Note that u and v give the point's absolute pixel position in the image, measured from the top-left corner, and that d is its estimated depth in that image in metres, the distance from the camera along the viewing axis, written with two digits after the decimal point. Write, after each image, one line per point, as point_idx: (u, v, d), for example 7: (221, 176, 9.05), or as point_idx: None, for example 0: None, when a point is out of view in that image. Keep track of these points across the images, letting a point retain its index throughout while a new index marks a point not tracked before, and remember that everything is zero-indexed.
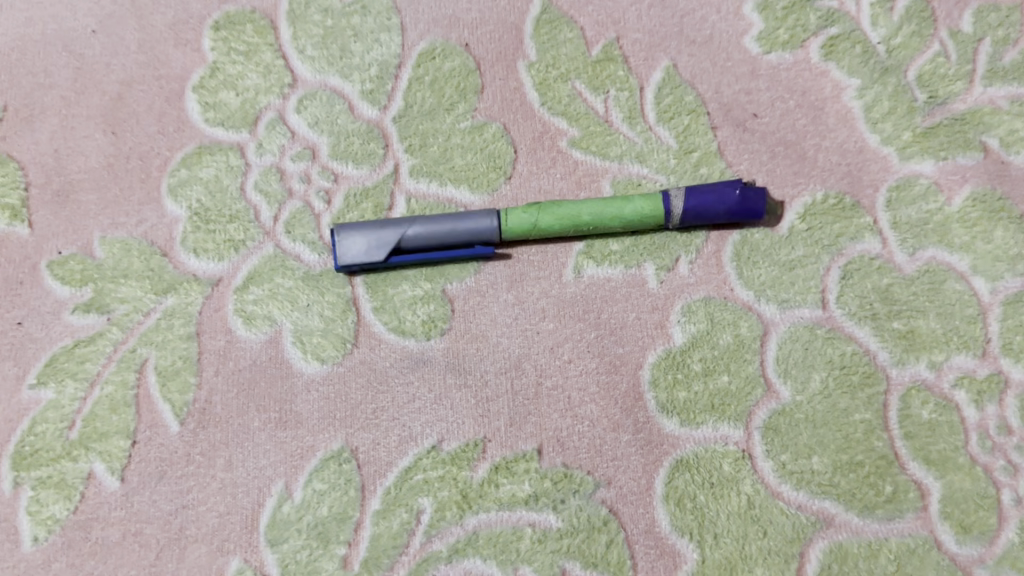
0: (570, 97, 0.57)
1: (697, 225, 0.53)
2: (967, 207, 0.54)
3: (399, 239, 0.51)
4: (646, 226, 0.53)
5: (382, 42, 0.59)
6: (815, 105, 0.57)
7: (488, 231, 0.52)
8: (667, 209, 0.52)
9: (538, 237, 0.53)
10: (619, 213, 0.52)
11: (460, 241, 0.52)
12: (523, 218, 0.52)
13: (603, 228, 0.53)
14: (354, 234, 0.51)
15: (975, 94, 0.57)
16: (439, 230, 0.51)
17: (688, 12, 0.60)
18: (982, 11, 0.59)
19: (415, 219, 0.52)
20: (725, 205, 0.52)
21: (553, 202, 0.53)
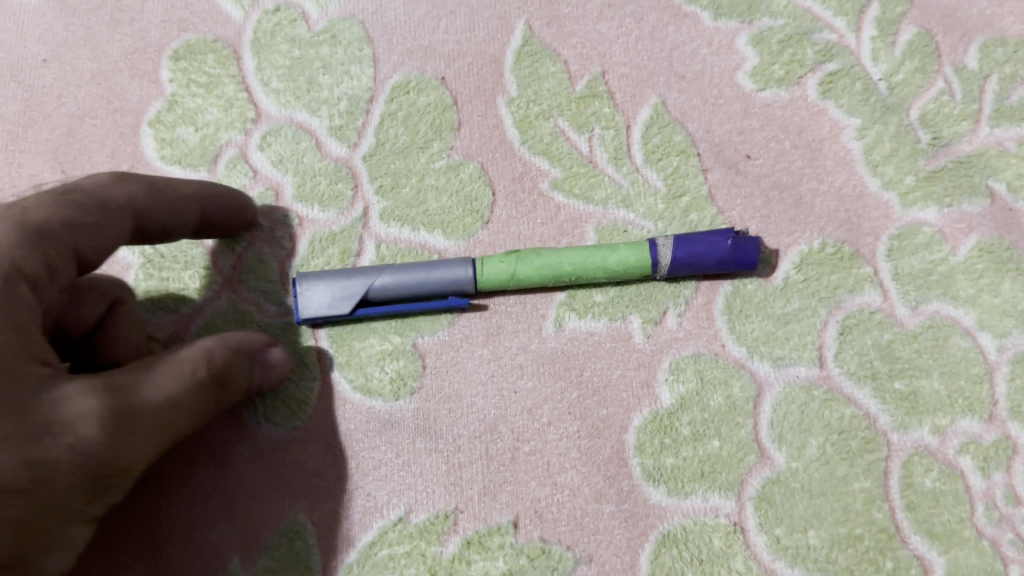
0: (552, 136, 0.54)
1: (687, 275, 0.50)
2: (973, 257, 0.51)
3: (366, 289, 0.48)
4: (632, 275, 0.49)
5: (354, 75, 0.55)
6: (811, 145, 0.54)
7: (464, 281, 0.48)
8: (654, 259, 0.49)
9: (516, 287, 0.49)
10: (603, 263, 0.49)
11: (433, 292, 0.49)
12: (500, 266, 0.49)
13: (586, 278, 0.49)
14: (317, 284, 0.48)
15: (981, 136, 0.54)
16: (410, 280, 0.48)
17: (678, 45, 0.56)
18: (987, 47, 0.56)
19: (384, 267, 0.49)
20: (716, 254, 0.48)
21: (532, 250, 0.49)
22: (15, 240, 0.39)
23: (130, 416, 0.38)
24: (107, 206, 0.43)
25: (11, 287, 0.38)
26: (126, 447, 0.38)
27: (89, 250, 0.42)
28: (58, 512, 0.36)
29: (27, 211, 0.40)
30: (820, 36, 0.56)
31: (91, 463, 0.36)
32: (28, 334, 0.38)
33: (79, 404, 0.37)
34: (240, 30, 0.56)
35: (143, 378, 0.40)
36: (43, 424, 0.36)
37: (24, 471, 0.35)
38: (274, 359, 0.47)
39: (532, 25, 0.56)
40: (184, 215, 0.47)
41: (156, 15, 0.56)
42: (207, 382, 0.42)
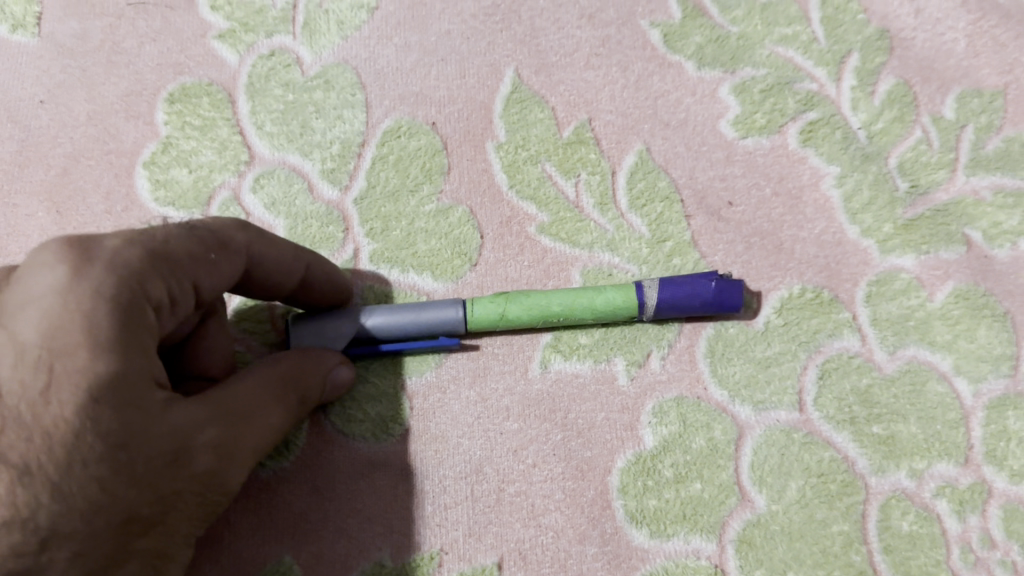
0: (540, 181, 0.55)
1: (671, 317, 0.51)
2: (949, 303, 0.53)
3: (357, 330, 0.49)
4: (620, 317, 0.50)
5: (346, 119, 0.56)
6: (792, 193, 0.56)
7: (454, 322, 0.49)
8: (642, 300, 0.50)
9: (505, 327, 0.50)
10: (591, 304, 0.50)
11: (422, 331, 0.50)
12: (491, 308, 0.50)
13: (574, 319, 0.50)
14: (309, 325, 0.50)
15: (958, 184, 0.56)
16: (398, 320, 0.49)
17: (662, 94, 0.58)
18: (964, 96, 0.58)
19: (374, 307, 0.50)
20: (703, 296, 0.49)
21: (523, 292, 0.50)
22: (150, 268, 0.38)
23: (239, 445, 0.42)
24: (227, 248, 0.43)
25: (144, 316, 0.37)
26: (231, 474, 0.42)
27: (206, 286, 0.42)
28: (177, 531, 0.41)
29: (159, 239, 0.40)
30: (801, 85, 0.58)
31: (205, 488, 0.41)
32: (153, 360, 0.38)
33: (203, 437, 0.40)
34: (235, 74, 0.57)
35: (249, 405, 0.42)
36: (173, 458, 0.38)
37: (156, 505, 0.38)
38: (341, 379, 0.48)
39: (521, 73, 0.58)
40: (290, 273, 0.47)
41: (151, 59, 0.58)
42: (294, 405, 0.45)
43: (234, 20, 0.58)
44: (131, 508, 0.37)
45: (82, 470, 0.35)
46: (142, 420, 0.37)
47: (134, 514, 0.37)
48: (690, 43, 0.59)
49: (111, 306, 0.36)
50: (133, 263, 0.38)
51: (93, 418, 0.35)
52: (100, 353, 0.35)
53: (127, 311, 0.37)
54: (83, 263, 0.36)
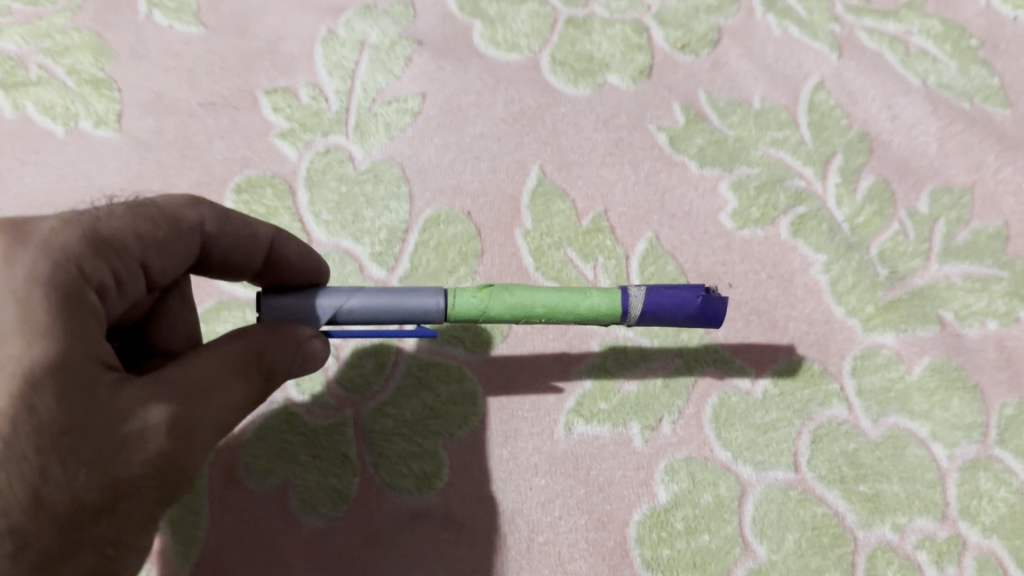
0: (563, 264, 0.63)
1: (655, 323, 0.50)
2: (926, 376, 0.60)
3: (335, 313, 0.48)
4: (603, 321, 0.49)
5: (392, 209, 0.64)
6: (785, 276, 0.63)
7: (433, 311, 0.48)
8: (626, 307, 0.48)
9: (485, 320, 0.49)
10: (574, 306, 0.49)
11: (399, 317, 0.48)
12: (471, 299, 0.49)
13: (558, 319, 0.49)
14: (285, 299, 0.48)
15: (932, 271, 0.64)
16: (376, 306, 0.48)
17: (669, 189, 0.66)
18: (936, 193, 0.67)
19: (353, 289, 0.48)
20: (687, 309, 0.48)
21: (503, 287, 0.49)
22: (84, 249, 0.41)
23: (198, 421, 0.42)
24: (179, 225, 0.46)
25: (84, 299, 0.40)
26: (188, 454, 0.41)
27: (154, 262, 0.46)
28: (136, 521, 0.41)
29: (100, 219, 0.43)
30: (790, 183, 0.66)
31: (161, 471, 0.40)
32: (96, 341, 0.40)
33: (151, 416, 0.40)
34: (295, 168, 0.65)
35: (206, 379, 0.43)
36: (121, 442, 0.39)
37: (106, 492, 0.39)
38: (312, 351, 0.47)
39: (545, 168, 0.66)
40: (250, 250, 0.51)
41: (220, 153, 0.66)
42: (258, 378, 0.46)
43: (293, 121, 0.66)
44: (77, 496, 0.38)
45: (20, 462, 0.37)
46: (84, 402, 0.38)
47: (81, 504, 0.38)
48: (692, 144, 0.67)
49: (44, 288, 0.39)
50: (67, 245, 0.40)
51: (31, 405, 0.37)
52: (35, 339, 0.38)
53: (62, 292, 0.39)
54: (18, 250, 0.39)
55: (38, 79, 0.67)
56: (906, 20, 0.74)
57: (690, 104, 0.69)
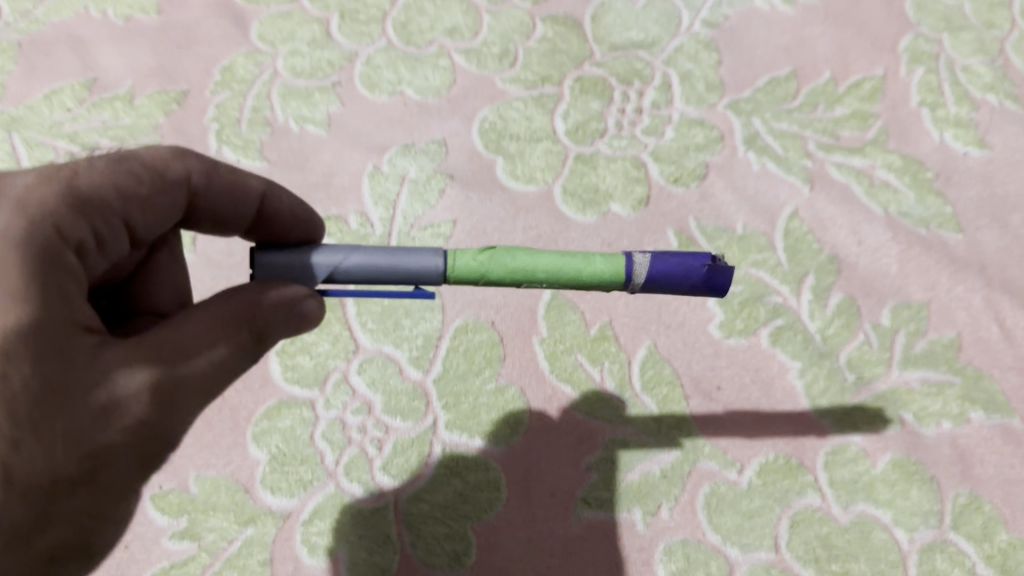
0: (574, 367, 0.73)
1: (661, 291, 0.55)
2: (889, 470, 0.70)
3: (333, 270, 0.53)
4: (605, 286, 0.54)
5: (427, 318, 0.75)
6: (765, 380, 0.74)
7: (433, 272, 0.53)
8: (629, 273, 0.54)
9: (484, 281, 0.54)
10: (578, 271, 0.54)
11: (395, 276, 0.53)
12: (471, 261, 0.54)
13: (559, 283, 0.54)
14: (290, 255, 0.53)
15: (893, 376, 0.74)
16: (373, 264, 0.53)
17: (665, 303, 0.77)
18: (897, 309, 0.77)
19: (355, 249, 0.53)
20: (692, 279, 0.54)
21: (505, 251, 0.54)
22: (60, 207, 0.46)
23: (181, 385, 0.45)
24: (161, 178, 0.51)
25: (60, 257, 0.45)
26: (170, 419, 0.45)
27: (138, 218, 0.51)
28: (118, 487, 0.45)
29: (79, 180, 0.47)
30: (769, 298, 0.77)
31: (143, 437, 0.44)
32: (72, 301, 0.44)
33: (132, 383, 0.44)
34: None
35: (189, 342, 0.46)
36: (100, 411, 0.43)
37: (84, 462, 0.43)
38: (310, 312, 0.52)
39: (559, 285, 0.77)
40: (240, 203, 0.57)
41: None
42: (248, 340, 0.49)
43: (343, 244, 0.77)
44: (54, 467, 0.42)
45: None
46: (63, 371, 0.42)
47: (58, 476, 0.42)
48: None
49: (18, 247, 0.43)
50: (43, 205, 0.45)
51: (6, 374, 0.41)
52: (14, 303, 0.42)
53: (35, 248, 0.44)
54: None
55: None
56: (870, 155, 0.85)
57: (682, 230, 0.81)
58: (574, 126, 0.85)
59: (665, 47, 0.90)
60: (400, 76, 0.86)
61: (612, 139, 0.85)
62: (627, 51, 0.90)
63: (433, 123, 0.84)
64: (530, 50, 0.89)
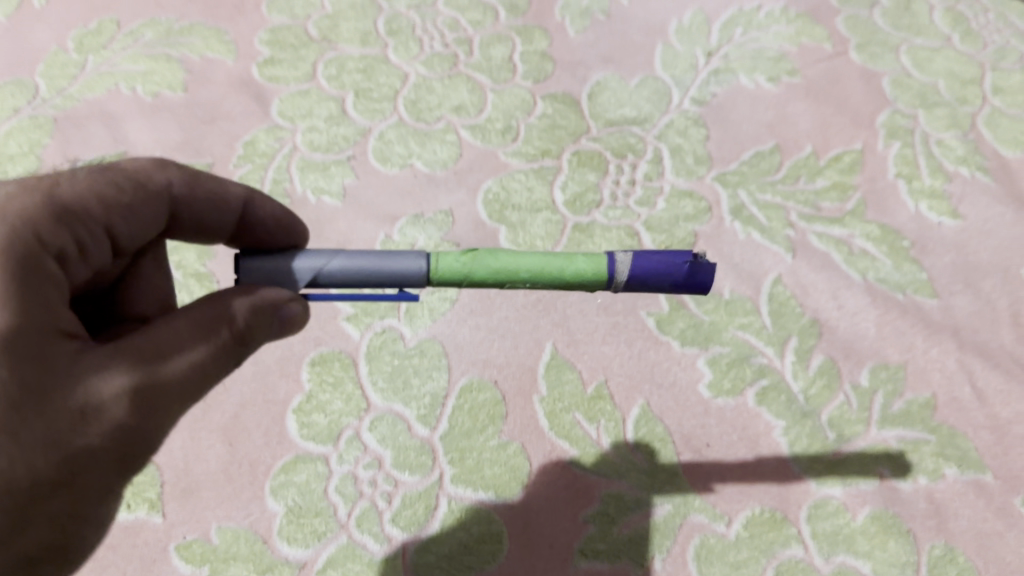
0: (572, 425, 0.78)
1: (644, 288, 0.60)
2: (868, 522, 0.74)
3: (317, 273, 0.58)
4: (589, 284, 0.59)
5: (434, 377, 0.80)
6: (752, 437, 0.79)
7: (417, 273, 0.58)
8: (612, 271, 0.59)
9: (468, 282, 0.59)
10: (563, 270, 0.59)
11: (379, 277, 0.58)
12: (454, 263, 0.58)
13: (543, 281, 0.59)
14: (279, 259, 0.58)
15: (872, 434, 0.79)
16: (358, 266, 0.58)
17: (657, 363, 0.82)
18: (876, 370, 0.82)
19: (339, 252, 0.58)
20: (674, 275, 0.59)
21: (488, 252, 0.59)
22: (43, 217, 0.51)
23: (159, 388, 0.49)
24: (144, 189, 0.57)
25: (40, 263, 0.49)
26: (148, 422, 0.49)
27: (120, 228, 0.56)
28: (98, 486, 0.48)
29: (63, 193, 0.52)
30: (755, 359, 0.82)
31: (121, 439, 0.48)
32: (53, 305, 0.49)
33: (110, 386, 0.48)
34: (358, 344, 0.81)
35: (168, 347, 0.50)
36: (79, 414, 0.47)
37: (64, 464, 0.46)
38: (291, 313, 0.55)
39: (558, 345, 0.82)
40: (225, 210, 0.63)
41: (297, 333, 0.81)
42: (229, 342, 0.52)
43: (356, 307, 0.82)
44: (34, 468, 0.45)
45: None
46: (42, 375, 0.46)
47: (37, 477, 0.46)
48: (675, 326, 0.84)
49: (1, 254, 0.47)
50: (27, 217, 0.50)
51: None
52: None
53: (16, 255, 0.48)
54: None
55: None
56: (849, 225, 0.91)
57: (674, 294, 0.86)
58: (572, 196, 0.91)
59: (657, 123, 0.97)
60: (411, 150, 0.93)
61: (608, 209, 0.91)
62: (622, 127, 0.96)
63: (441, 194, 0.91)
64: (531, 126, 0.95)
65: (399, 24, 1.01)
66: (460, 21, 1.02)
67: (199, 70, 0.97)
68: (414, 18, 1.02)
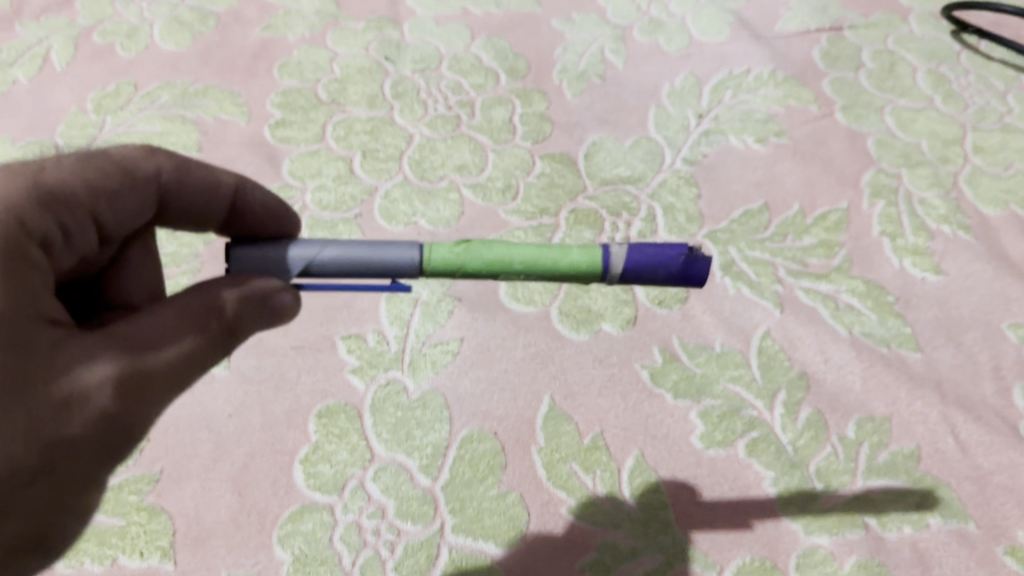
0: (569, 475, 0.81)
1: (643, 280, 0.64)
2: (854, 571, 0.77)
3: (314, 260, 0.63)
4: (585, 274, 0.63)
5: (436, 429, 0.83)
6: (742, 487, 0.81)
7: (409, 263, 0.63)
8: (606, 263, 0.63)
9: (463, 271, 0.63)
10: (557, 262, 0.62)
11: (373, 267, 0.63)
12: (447, 254, 0.63)
13: (536, 272, 0.63)
14: (280, 248, 0.63)
15: (858, 485, 0.82)
16: (353, 255, 0.63)
17: (651, 415, 0.85)
18: (861, 422, 0.85)
19: (336, 242, 0.63)
20: (671, 267, 0.63)
21: (482, 244, 0.63)
22: (30, 206, 0.55)
23: (146, 377, 0.53)
24: (132, 175, 0.61)
25: (24, 246, 0.53)
26: (135, 410, 0.53)
27: (104, 213, 0.60)
28: (85, 472, 0.52)
29: (51, 184, 0.57)
30: (745, 412, 0.85)
31: (108, 426, 0.52)
32: (37, 289, 0.53)
33: (98, 375, 0.52)
34: (362, 396, 0.84)
35: (155, 339, 0.55)
36: (69, 401, 0.50)
37: (54, 449, 0.50)
38: (284, 304, 0.60)
39: (555, 397, 0.86)
40: (216, 199, 0.68)
41: (305, 386, 0.85)
42: (214, 335, 0.57)
43: (361, 359, 0.86)
44: (25, 452, 0.49)
45: None
46: (33, 363, 0.50)
47: (29, 461, 0.49)
48: (668, 379, 0.87)
49: None
50: (15, 205, 0.54)
51: None
52: None
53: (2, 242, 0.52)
54: None
55: None
56: (835, 281, 0.95)
57: (666, 347, 0.89)
58: None
59: (651, 182, 1.01)
60: (415, 208, 0.97)
61: None
62: (617, 186, 1.01)
63: None
64: (530, 185, 1.00)
65: (404, 88, 1.06)
66: (463, 84, 1.08)
67: (212, 131, 1.01)
68: (418, 82, 1.07)
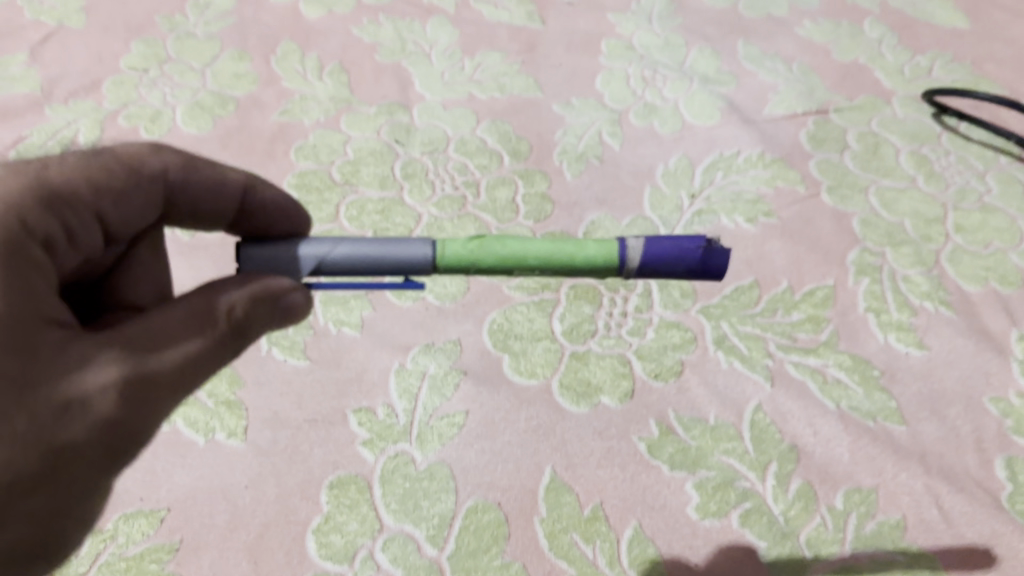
0: (570, 545, 0.84)
1: (658, 271, 0.70)
2: None
3: (329, 257, 0.69)
4: (601, 265, 0.69)
5: (442, 500, 0.87)
6: (736, 557, 0.85)
7: (422, 258, 0.69)
8: (623, 255, 0.69)
9: (478, 266, 0.69)
10: (575, 254, 0.69)
11: (389, 262, 0.69)
12: (461, 249, 0.69)
13: (550, 263, 0.69)
14: (298, 249, 0.69)
15: (846, 555, 0.85)
16: (368, 251, 0.68)
17: (649, 487, 0.89)
18: (849, 493, 0.89)
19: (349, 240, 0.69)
20: (687, 260, 0.69)
21: (495, 240, 0.69)
22: (34, 206, 0.59)
23: (150, 378, 0.58)
24: (137, 173, 0.67)
25: (28, 245, 0.58)
26: (141, 410, 0.58)
27: (108, 211, 0.65)
28: (90, 471, 0.57)
29: (54, 188, 0.61)
30: (739, 483, 0.89)
31: (114, 427, 0.56)
32: (38, 287, 0.57)
33: (103, 378, 0.56)
34: (372, 468, 0.88)
35: (161, 341, 0.59)
36: (75, 404, 0.55)
37: (60, 451, 0.54)
38: (296, 301, 0.67)
39: (556, 469, 0.90)
40: (225, 195, 0.73)
41: (318, 459, 0.89)
42: (219, 334, 0.62)
43: (371, 432, 0.90)
44: (32, 455, 0.53)
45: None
46: (39, 368, 0.54)
47: (35, 464, 0.53)
48: (665, 451, 0.91)
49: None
50: (19, 206, 0.58)
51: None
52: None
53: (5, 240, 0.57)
54: None
55: (187, 400, 0.91)
56: (823, 356, 0.99)
57: (663, 420, 0.94)
58: (570, 327, 1.00)
59: None
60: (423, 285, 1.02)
61: (602, 339, 0.99)
62: None
63: (450, 325, 1.00)
64: None
65: (413, 169, 1.12)
66: (469, 166, 1.14)
67: None
68: (427, 163, 1.13)
